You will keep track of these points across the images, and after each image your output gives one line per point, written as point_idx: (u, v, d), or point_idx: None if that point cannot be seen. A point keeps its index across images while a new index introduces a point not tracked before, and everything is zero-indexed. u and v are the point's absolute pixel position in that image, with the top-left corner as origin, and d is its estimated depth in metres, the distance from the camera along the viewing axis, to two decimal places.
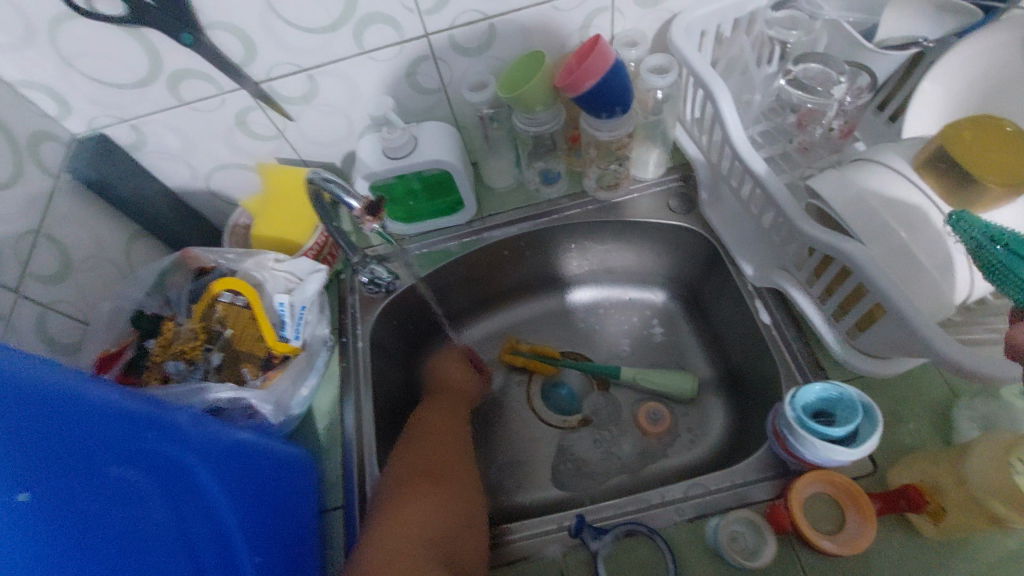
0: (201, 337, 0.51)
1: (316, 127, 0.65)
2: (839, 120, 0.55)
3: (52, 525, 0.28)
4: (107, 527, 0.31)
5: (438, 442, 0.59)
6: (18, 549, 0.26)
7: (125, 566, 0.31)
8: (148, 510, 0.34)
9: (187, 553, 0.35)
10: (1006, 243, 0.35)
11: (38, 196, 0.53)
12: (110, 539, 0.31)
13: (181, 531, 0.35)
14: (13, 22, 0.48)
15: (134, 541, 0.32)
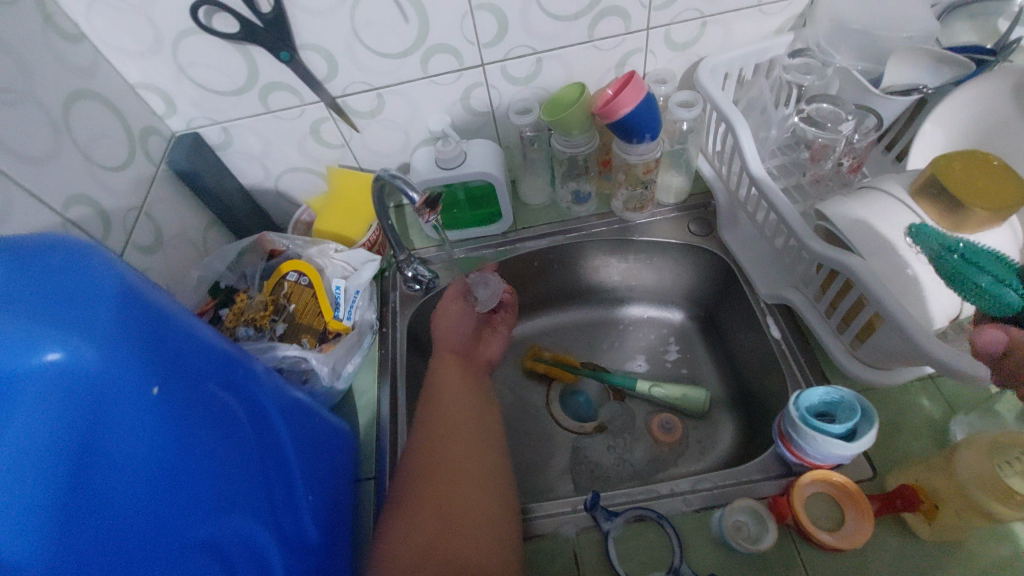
0: (269, 308, 0.58)
1: (377, 139, 0.74)
2: (847, 157, 0.61)
3: (160, 429, 0.34)
4: (195, 442, 0.36)
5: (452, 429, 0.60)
6: (134, 444, 0.32)
7: (200, 478, 0.36)
8: (224, 436, 0.39)
9: (244, 481, 0.40)
10: (959, 253, 0.41)
11: (143, 179, 0.62)
12: (195, 452, 0.36)
13: (243, 461, 0.41)
14: (147, 36, 0.58)
15: (209, 460, 0.37)
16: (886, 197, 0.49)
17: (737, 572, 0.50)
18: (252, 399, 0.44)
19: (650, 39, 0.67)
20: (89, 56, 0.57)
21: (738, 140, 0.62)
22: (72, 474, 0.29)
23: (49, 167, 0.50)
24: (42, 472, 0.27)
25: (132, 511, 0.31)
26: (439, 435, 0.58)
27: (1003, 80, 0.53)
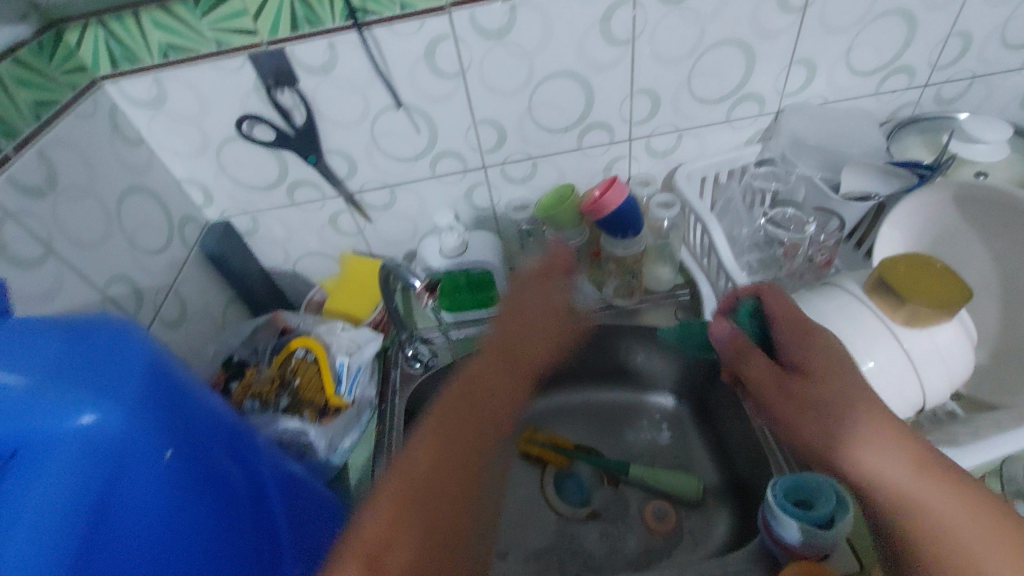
0: (275, 382, 0.62)
1: (388, 229, 0.81)
2: (818, 253, 0.68)
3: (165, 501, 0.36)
4: (198, 513, 0.38)
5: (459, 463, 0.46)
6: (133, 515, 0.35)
7: (200, 550, 0.38)
8: (228, 509, 0.41)
9: (245, 552, 0.42)
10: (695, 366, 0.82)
11: (176, 262, 0.69)
12: (198, 523, 0.38)
13: (246, 536, 0.42)
14: (197, 139, 0.67)
15: (213, 533, 0.39)
16: (846, 293, 0.54)
17: None
18: (255, 472, 0.47)
19: (632, 148, 0.76)
20: (145, 157, 0.66)
21: (714, 237, 0.68)
22: (80, 543, 0.31)
23: (99, 251, 0.57)
24: (54, 540, 0.30)
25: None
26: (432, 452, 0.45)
27: (945, 191, 0.58)
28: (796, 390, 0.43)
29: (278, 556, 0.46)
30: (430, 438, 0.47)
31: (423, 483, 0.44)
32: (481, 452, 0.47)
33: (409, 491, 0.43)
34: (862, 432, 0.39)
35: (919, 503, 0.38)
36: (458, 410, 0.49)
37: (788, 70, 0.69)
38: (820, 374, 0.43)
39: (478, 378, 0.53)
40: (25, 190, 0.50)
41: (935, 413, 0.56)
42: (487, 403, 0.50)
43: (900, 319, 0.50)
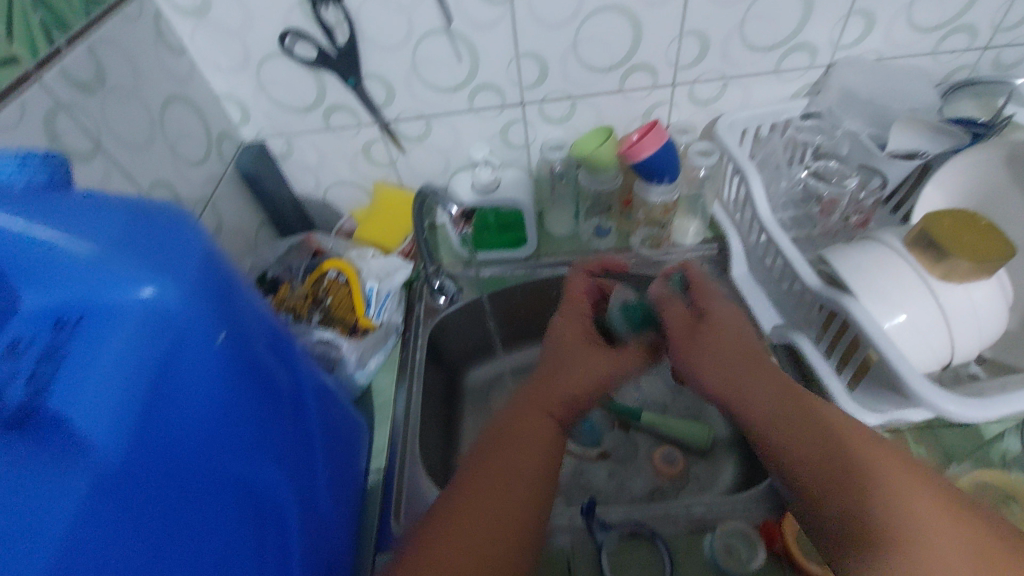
0: (308, 299, 0.64)
1: (421, 162, 0.81)
2: (854, 212, 0.68)
3: (213, 391, 0.36)
4: (243, 408, 0.38)
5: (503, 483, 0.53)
6: (183, 402, 0.34)
7: (244, 445, 0.38)
8: (269, 407, 0.41)
9: (285, 450, 0.43)
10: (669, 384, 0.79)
11: (213, 177, 0.69)
12: (244, 418, 0.38)
13: (284, 436, 0.43)
14: (238, 53, 0.67)
15: (255, 431, 0.39)
16: (884, 247, 0.54)
17: None
18: (295, 378, 0.47)
19: (675, 94, 0.74)
20: (187, 67, 0.66)
21: (751, 188, 0.67)
22: (144, 410, 0.32)
23: (143, 154, 0.57)
24: (122, 402, 0.31)
25: (180, 456, 0.34)
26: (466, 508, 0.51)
27: (995, 151, 0.57)
28: (706, 340, 0.51)
29: (311, 460, 0.47)
30: (464, 492, 0.53)
31: (460, 530, 0.49)
32: (520, 502, 0.52)
33: (450, 527, 0.50)
34: (768, 389, 0.47)
35: (818, 447, 0.43)
36: (493, 462, 0.54)
37: (846, 19, 0.67)
38: (719, 330, 0.51)
39: (517, 424, 0.58)
40: (75, 84, 0.50)
41: (955, 373, 0.56)
42: (525, 459, 0.55)
43: (937, 272, 0.50)
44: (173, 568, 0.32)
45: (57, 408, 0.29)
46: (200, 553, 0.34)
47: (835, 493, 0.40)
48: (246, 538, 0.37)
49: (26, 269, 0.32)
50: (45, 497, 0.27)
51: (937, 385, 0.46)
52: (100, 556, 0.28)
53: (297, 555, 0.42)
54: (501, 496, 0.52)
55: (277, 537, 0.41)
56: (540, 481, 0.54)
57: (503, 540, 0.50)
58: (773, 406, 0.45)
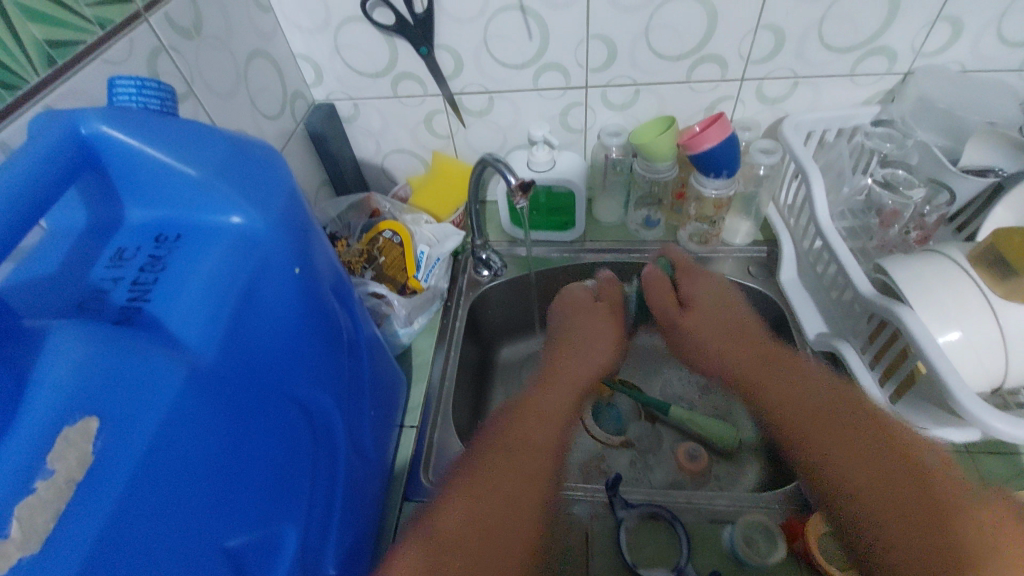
0: (363, 256, 0.68)
1: (480, 136, 0.83)
2: (915, 226, 0.66)
3: (285, 314, 0.39)
4: (312, 336, 0.42)
5: (526, 443, 0.52)
6: (261, 318, 0.38)
7: (307, 369, 0.41)
8: (333, 342, 0.45)
9: (341, 383, 0.46)
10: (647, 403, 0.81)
11: (284, 132, 0.73)
12: (310, 346, 0.42)
13: (342, 371, 0.46)
14: (320, 14, 0.70)
15: (317, 359, 0.42)
16: (947, 262, 0.53)
17: None
18: (353, 324, 0.50)
19: (742, 89, 0.73)
20: (272, 25, 0.69)
21: (812, 190, 0.66)
22: (228, 324, 0.35)
23: (227, 102, 0.61)
24: (210, 311, 0.34)
25: (253, 370, 0.37)
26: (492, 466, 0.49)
27: None
28: (686, 331, 0.69)
29: (358, 402, 0.50)
30: (479, 474, 0.48)
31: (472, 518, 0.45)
32: (528, 487, 0.48)
33: (456, 514, 0.45)
34: (747, 352, 0.61)
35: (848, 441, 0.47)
36: (501, 439, 0.52)
37: (931, 26, 0.65)
38: (696, 311, 0.69)
39: (520, 407, 0.56)
40: (174, 29, 0.53)
41: (1003, 400, 0.53)
42: (529, 431, 0.53)
43: (1001, 290, 0.49)
44: (245, 468, 0.34)
45: (158, 309, 0.33)
46: (269, 460, 0.36)
47: (874, 482, 0.43)
48: (305, 455, 0.40)
49: (135, 187, 0.36)
50: (149, 375, 0.30)
51: (988, 403, 0.45)
52: (191, 442, 0.31)
53: (343, 482, 0.45)
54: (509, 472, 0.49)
55: (327, 460, 0.44)
56: (537, 462, 0.51)
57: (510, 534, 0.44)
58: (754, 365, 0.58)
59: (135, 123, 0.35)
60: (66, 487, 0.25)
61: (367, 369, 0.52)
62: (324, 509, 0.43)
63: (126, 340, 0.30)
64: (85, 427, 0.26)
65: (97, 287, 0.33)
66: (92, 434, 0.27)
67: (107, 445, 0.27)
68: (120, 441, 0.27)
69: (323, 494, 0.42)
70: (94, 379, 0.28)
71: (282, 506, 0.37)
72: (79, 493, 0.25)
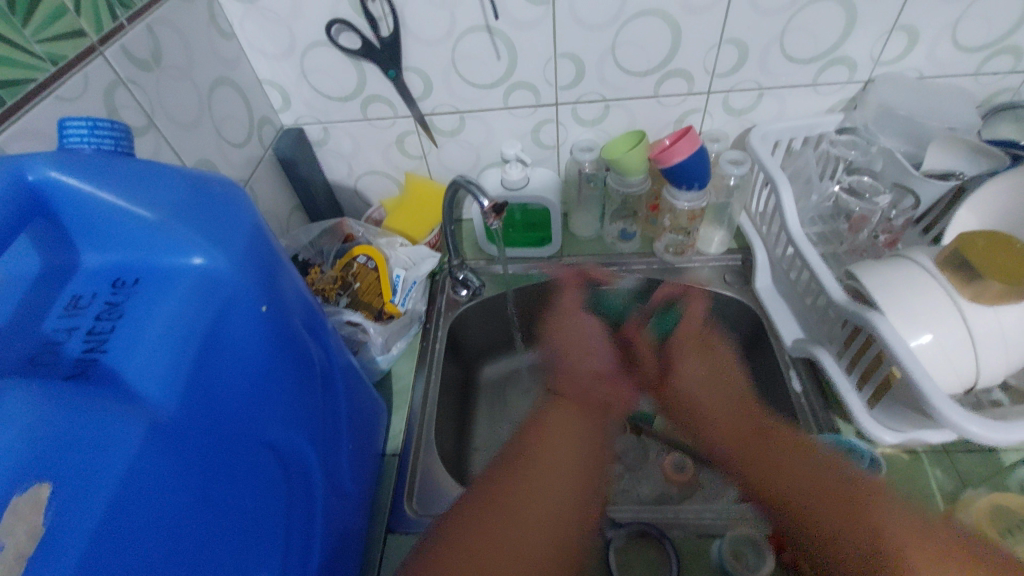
0: (338, 283, 0.67)
1: (453, 155, 0.83)
2: (883, 230, 0.67)
3: (251, 351, 0.38)
4: (281, 374, 0.40)
5: (555, 459, 0.47)
6: (225, 356, 0.37)
7: (277, 408, 0.40)
8: (304, 379, 0.43)
9: (316, 421, 0.45)
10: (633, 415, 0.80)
11: (252, 159, 0.72)
12: (280, 384, 0.40)
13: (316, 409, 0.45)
14: (284, 40, 0.69)
15: (287, 397, 0.41)
16: (914, 266, 0.54)
17: None
18: (326, 356, 0.49)
19: (709, 102, 0.74)
20: (235, 52, 0.68)
21: (781, 199, 0.67)
22: (190, 370, 0.33)
23: (191, 133, 0.60)
24: (171, 361, 0.33)
25: (220, 415, 0.36)
26: (511, 478, 0.46)
27: None
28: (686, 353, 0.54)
29: (336, 439, 0.49)
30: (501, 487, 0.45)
31: (490, 517, 0.43)
32: (561, 497, 0.45)
33: (475, 522, 0.43)
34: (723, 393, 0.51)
35: (793, 470, 0.43)
36: (529, 456, 0.48)
37: (888, 36, 0.66)
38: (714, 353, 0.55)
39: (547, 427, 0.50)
40: (133, 61, 0.52)
41: (978, 400, 0.54)
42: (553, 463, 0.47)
43: (968, 293, 0.50)
44: (213, 520, 0.33)
45: (115, 361, 0.31)
46: (242, 509, 0.35)
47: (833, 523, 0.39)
48: (278, 499, 0.39)
49: (88, 231, 0.35)
50: (106, 432, 0.28)
51: (962, 406, 0.46)
52: (152, 503, 0.29)
53: (321, 523, 0.44)
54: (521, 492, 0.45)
55: (303, 500, 0.42)
56: (578, 482, 0.46)
57: (540, 534, 0.42)
58: (720, 401, 0.50)
59: (88, 167, 0.33)
60: (15, 562, 0.23)
61: (345, 404, 0.52)
62: (302, 553, 0.41)
63: (83, 396, 0.29)
64: (35, 498, 0.25)
65: (52, 338, 0.32)
66: (43, 504, 0.25)
67: (61, 513, 0.25)
68: (76, 508, 0.26)
69: (299, 537, 0.41)
70: (48, 441, 0.26)
71: (255, 556, 0.36)
72: (31, 566, 0.24)
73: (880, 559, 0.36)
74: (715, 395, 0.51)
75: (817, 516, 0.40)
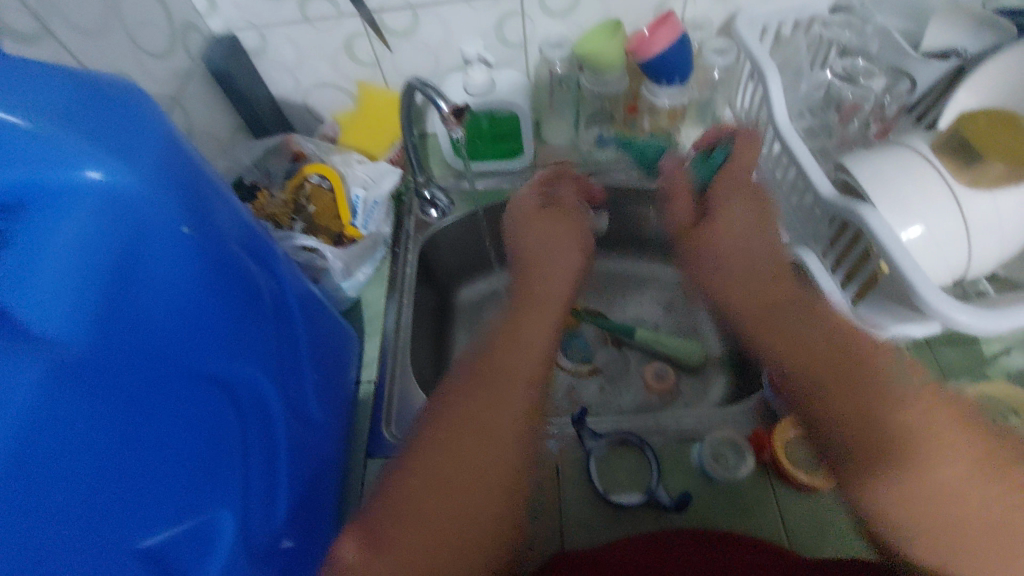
0: (290, 207, 0.61)
1: (409, 60, 0.74)
2: (876, 120, 0.62)
3: (178, 277, 0.35)
4: (217, 300, 0.37)
5: (516, 365, 0.41)
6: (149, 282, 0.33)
7: (218, 337, 0.37)
8: (246, 305, 0.40)
9: (267, 350, 0.42)
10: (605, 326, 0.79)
11: (179, 73, 0.63)
12: (217, 312, 0.37)
13: (266, 337, 0.42)
14: None
15: (228, 325, 0.38)
16: (908, 152, 0.50)
17: (711, 500, 0.51)
18: (275, 283, 0.46)
19: None
20: None
21: (769, 90, 0.61)
22: (101, 299, 0.30)
23: (97, 41, 0.52)
24: (77, 289, 0.29)
25: (150, 350, 0.32)
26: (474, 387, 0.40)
27: None
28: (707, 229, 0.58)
29: (297, 367, 0.47)
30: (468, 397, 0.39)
31: (465, 423, 0.38)
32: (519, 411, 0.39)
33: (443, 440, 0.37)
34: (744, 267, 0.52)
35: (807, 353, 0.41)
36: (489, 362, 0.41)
37: None
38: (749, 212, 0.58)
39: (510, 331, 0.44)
40: None
41: (964, 291, 0.53)
42: (518, 368, 0.41)
43: (964, 179, 0.47)
44: (149, 459, 0.31)
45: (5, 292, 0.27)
46: (183, 442, 0.33)
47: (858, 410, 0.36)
48: (229, 430, 0.37)
49: None
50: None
51: (951, 296, 0.44)
52: (65, 442, 0.27)
53: (283, 450, 0.43)
54: (489, 401, 0.39)
55: (260, 430, 0.41)
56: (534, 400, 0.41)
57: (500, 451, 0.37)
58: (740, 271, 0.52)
59: None
60: None
61: (307, 331, 0.49)
62: (262, 481, 0.40)
63: None
64: None
65: None
66: None
67: None
68: None
69: (258, 466, 0.40)
70: None
71: (207, 492, 0.34)
72: None
73: (907, 450, 0.33)
74: (754, 247, 0.54)
75: (829, 397, 0.37)
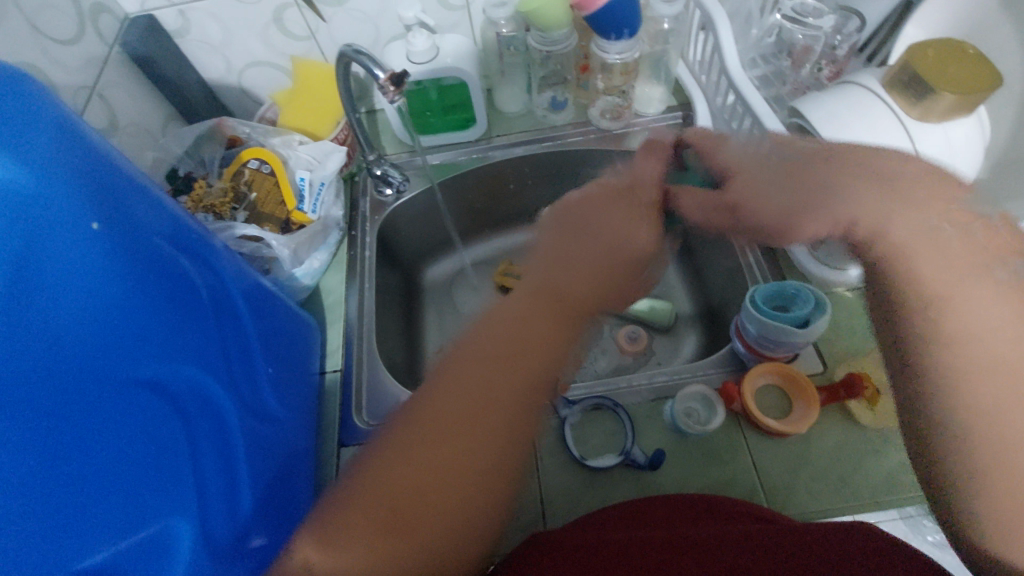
0: (229, 196, 0.57)
1: (346, 31, 0.70)
2: (827, 61, 0.61)
3: (98, 279, 0.32)
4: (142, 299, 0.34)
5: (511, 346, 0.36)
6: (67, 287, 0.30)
7: (150, 338, 0.35)
8: (178, 303, 0.38)
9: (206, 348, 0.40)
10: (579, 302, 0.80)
11: (95, 59, 0.58)
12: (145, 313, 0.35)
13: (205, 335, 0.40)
14: None
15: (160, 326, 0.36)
16: (858, 90, 0.50)
17: (687, 455, 0.51)
18: (213, 276, 0.43)
19: None
20: None
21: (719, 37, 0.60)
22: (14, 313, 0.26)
23: None
24: None
25: (77, 358, 0.29)
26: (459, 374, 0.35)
27: None
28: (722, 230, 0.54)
29: (249, 362, 0.45)
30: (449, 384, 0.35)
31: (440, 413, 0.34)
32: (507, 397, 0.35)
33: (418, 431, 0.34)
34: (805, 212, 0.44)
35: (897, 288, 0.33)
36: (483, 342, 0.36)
37: None
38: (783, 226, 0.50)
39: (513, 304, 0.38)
40: None
41: None
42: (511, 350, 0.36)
43: (915, 112, 0.47)
44: (86, 474, 0.29)
45: None
46: (125, 453, 0.31)
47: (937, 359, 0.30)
48: (176, 436, 0.35)
49: None
50: None
51: None
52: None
53: (241, 448, 0.41)
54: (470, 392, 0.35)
55: (212, 431, 0.39)
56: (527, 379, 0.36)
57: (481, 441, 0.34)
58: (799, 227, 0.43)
59: None
60: None
61: (256, 323, 0.47)
62: (221, 482, 0.38)
63: None
64: None
65: None
66: None
67: None
68: None
69: (215, 469, 0.38)
70: None
71: (156, 499, 0.33)
72: None
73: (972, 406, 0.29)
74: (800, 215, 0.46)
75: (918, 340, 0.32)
